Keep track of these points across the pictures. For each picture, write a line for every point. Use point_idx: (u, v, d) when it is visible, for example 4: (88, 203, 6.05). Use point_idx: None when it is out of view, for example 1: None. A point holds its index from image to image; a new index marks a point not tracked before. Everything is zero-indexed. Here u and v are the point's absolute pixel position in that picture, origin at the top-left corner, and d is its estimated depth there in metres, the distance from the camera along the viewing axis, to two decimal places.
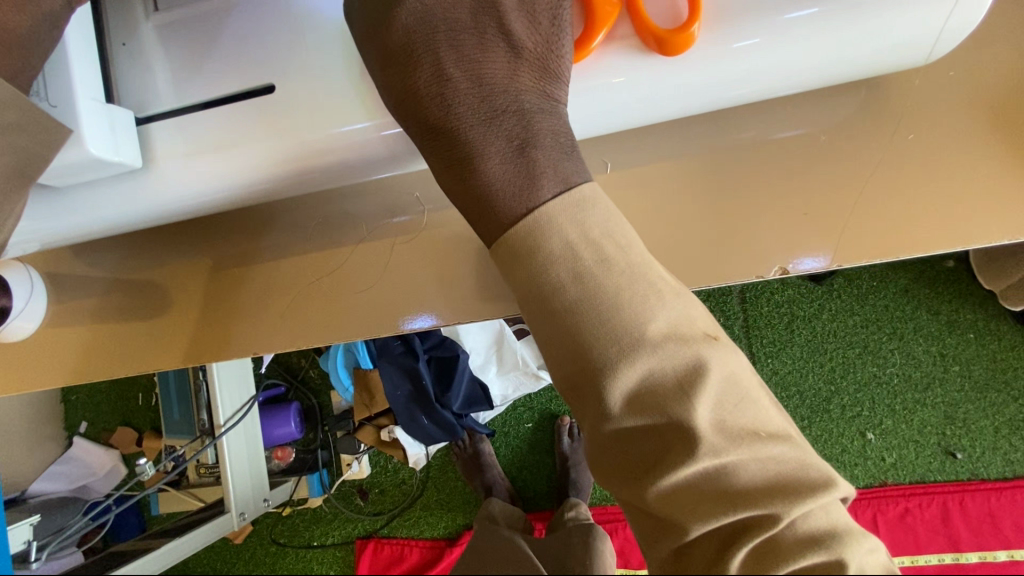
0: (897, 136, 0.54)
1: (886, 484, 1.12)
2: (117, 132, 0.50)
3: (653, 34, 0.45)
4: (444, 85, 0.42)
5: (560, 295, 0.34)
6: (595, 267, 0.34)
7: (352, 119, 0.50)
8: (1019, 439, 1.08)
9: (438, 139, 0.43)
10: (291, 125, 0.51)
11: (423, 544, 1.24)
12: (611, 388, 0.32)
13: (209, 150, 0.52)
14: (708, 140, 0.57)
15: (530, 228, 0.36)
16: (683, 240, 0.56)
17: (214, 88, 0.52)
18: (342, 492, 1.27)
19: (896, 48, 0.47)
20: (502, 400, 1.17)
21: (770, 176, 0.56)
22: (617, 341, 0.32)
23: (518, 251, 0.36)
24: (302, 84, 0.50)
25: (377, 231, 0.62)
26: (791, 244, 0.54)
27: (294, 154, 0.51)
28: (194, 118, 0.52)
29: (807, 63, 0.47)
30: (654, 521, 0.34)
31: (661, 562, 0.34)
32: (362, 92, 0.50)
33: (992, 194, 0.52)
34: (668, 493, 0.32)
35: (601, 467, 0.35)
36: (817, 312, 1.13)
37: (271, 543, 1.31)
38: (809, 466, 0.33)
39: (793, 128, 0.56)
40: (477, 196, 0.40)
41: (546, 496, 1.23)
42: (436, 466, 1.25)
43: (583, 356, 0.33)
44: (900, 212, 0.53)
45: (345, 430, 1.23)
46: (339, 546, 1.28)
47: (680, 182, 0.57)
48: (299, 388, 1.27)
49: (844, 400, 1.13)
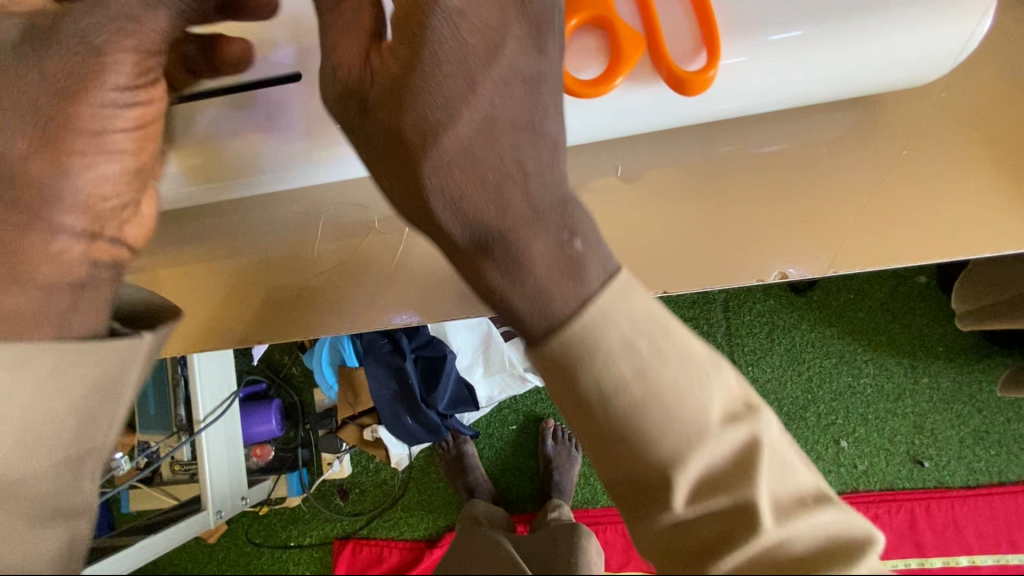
0: (889, 151, 0.57)
1: (858, 491, 1.15)
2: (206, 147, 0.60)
3: (674, 73, 0.47)
4: (437, 168, 0.34)
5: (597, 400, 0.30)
6: (635, 376, 0.30)
7: None
8: (983, 449, 1.13)
9: (434, 233, 0.36)
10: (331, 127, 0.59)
11: (403, 546, 1.23)
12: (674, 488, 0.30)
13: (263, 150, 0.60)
14: (711, 147, 0.59)
15: (562, 344, 0.31)
16: (682, 244, 0.58)
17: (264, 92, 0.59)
18: (321, 492, 1.26)
19: (887, 72, 0.49)
20: (487, 401, 1.19)
21: (768, 185, 0.58)
22: (666, 447, 0.30)
23: (560, 366, 0.31)
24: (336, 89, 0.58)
25: None
26: (785, 251, 0.56)
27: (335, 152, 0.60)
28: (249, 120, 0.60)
29: (801, 82, 0.50)
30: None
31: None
32: None
33: (976, 210, 0.55)
34: None
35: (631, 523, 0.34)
36: (795, 323, 1.16)
37: (246, 543, 1.28)
38: (858, 524, 0.30)
39: (780, 141, 0.58)
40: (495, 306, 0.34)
41: (529, 498, 1.23)
42: (418, 467, 1.24)
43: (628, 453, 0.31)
44: (888, 224, 0.56)
45: (327, 428, 1.23)
46: (316, 547, 1.26)
47: (681, 187, 0.59)
48: (281, 385, 1.25)
49: (821, 408, 1.16)
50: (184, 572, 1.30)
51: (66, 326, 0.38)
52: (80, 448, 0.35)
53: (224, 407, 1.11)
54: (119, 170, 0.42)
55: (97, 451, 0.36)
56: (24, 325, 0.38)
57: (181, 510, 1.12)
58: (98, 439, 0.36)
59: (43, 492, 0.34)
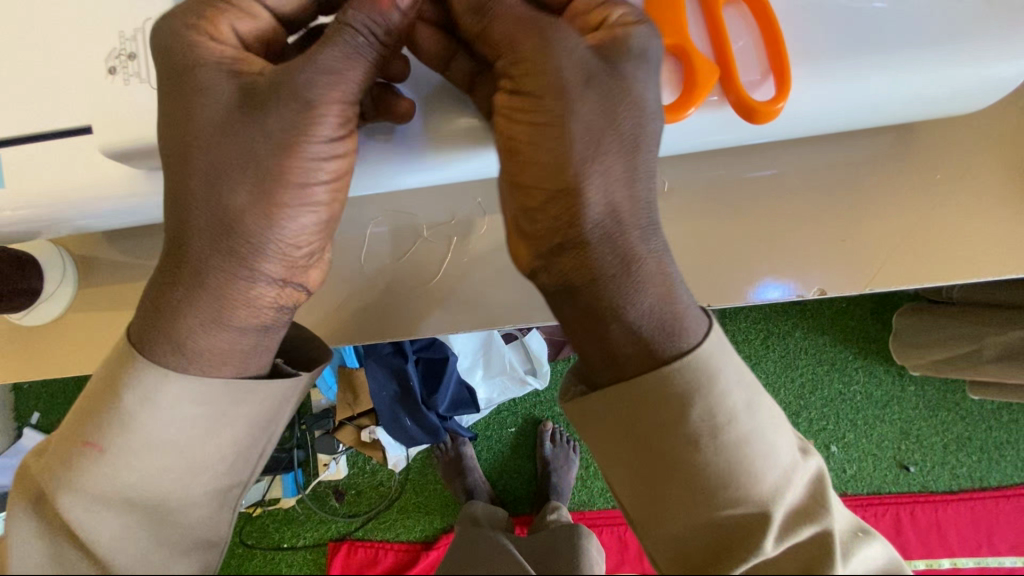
0: (924, 173, 0.59)
1: (846, 495, 1.19)
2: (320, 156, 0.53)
3: (746, 103, 0.46)
4: (601, 186, 0.37)
5: (708, 440, 0.37)
6: (743, 413, 0.38)
7: None
8: (965, 455, 1.17)
9: (574, 254, 0.38)
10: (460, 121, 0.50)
11: (399, 548, 1.22)
12: (763, 528, 0.37)
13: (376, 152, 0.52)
14: (749, 164, 0.60)
15: (699, 369, 0.37)
16: (708, 257, 0.60)
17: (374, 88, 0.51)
18: (316, 493, 1.24)
19: (930, 102, 0.50)
20: (486, 403, 1.19)
21: (785, 205, 0.60)
22: (759, 484, 0.37)
23: (667, 389, 0.37)
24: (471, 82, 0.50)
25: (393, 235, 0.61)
26: (803, 271, 0.59)
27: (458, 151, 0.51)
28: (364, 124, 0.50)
29: (842, 111, 0.50)
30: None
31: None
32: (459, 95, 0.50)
33: (994, 233, 0.57)
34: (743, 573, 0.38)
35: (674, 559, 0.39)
36: (790, 330, 1.19)
37: (237, 544, 1.26)
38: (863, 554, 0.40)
39: (769, 167, 0.60)
40: (633, 337, 0.38)
41: (526, 499, 1.24)
42: (416, 468, 1.24)
43: (724, 494, 0.37)
44: (908, 242, 0.58)
45: (324, 429, 1.21)
46: (310, 549, 1.25)
47: (711, 202, 0.60)
48: None
49: (812, 414, 1.19)
50: None
51: (245, 368, 0.41)
52: (232, 481, 0.41)
53: None
54: (312, 216, 0.40)
55: (238, 483, 0.42)
56: (212, 361, 0.39)
57: None
58: (242, 474, 0.41)
59: (199, 521, 0.40)
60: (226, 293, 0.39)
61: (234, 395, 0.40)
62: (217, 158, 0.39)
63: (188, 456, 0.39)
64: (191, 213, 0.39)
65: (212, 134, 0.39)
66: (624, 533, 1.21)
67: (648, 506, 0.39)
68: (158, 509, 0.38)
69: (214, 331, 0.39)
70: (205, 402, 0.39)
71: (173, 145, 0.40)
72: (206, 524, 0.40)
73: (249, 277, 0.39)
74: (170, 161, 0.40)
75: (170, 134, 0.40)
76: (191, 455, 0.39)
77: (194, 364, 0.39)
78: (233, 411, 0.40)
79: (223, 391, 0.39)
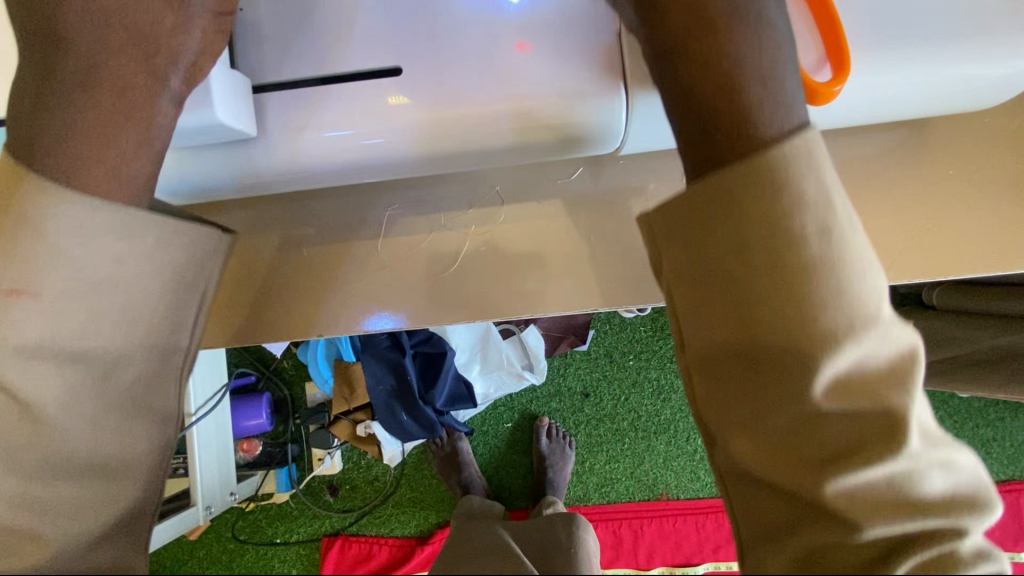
0: (933, 168, 0.60)
1: None
2: (280, 134, 0.47)
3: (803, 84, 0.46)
4: None
5: (769, 241, 0.29)
6: (812, 237, 0.29)
7: (526, 100, 0.45)
8: None
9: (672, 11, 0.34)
10: (453, 110, 0.46)
11: (393, 543, 1.22)
12: (818, 361, 0.28)
13: (350, 136, 0.47)
14: None
15: (770, 169, 0.30)
16: None
17: (343, 66, 0.47)
18: (310, 488, 1.23)
19: (946, 99, 0.51)
20: (483, 398, 1.20)
21: None
22: (811, 322, 0.29)
23: (721, 190, 0.30)
24: (464, 79, 0.46)
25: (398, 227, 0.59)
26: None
27: (446, 141, 0.46)
28: (337, 109, 0.47)
29: (860, 105, 0.51)
30: (758, 487, 0.31)
31: (756, 518, 0.32)
32: (440, 86, 0.46)
33: (1000, 231, 0.58)
34: (772, 439, 0.30)
35: (705, 388, 0.33)
36: None
37: (229, 540, 1.25)
38: (959, 485, 0.29)
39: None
40: (726, 105, 0.32)
41: (522, 495, 1.24)
42: (411, 464, 1.23)
43: (781, 312, 0.29)
44: (917, 238, 0.59)
45: (319, 423, 1.20)
46: (304, 544, 1.24)
47: None
48: (271, 379, 1.22)
49: None
50: (164, 570, 1.26)
51: (118, 172, 0.36)
52: (168, 344, 0.38)
53: (213, 401, 1.08)
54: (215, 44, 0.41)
55: (177, 349, 0.38)
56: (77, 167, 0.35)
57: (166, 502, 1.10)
58: (181, 337, 0.38)
59: (138, 376, 0.36)
60: (125, 151, 0.36)
61: (152, 252, 0.36)
62: (86, 34, 0.37)
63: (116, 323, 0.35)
64: (67, 108, 0.35)
65: (74, 25, 0.37)
66: (619, 528, 1.22)
67: (691, 325, 0.33)
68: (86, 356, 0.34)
69: (123, 148, 0.36)
70: (119, 260, 0.35)
71: (36, 68, 0.37)
72: (148, 397, 0.37)
73: (162, 104, 0.38)
74: (37, 83, 0.36)
75: (29, 65, 0.37)
76: (119, 322, 0.35)
77: (98, 233, 0.35)
78: (160, 268, 0.37)
79: (140, 248, 0.36)
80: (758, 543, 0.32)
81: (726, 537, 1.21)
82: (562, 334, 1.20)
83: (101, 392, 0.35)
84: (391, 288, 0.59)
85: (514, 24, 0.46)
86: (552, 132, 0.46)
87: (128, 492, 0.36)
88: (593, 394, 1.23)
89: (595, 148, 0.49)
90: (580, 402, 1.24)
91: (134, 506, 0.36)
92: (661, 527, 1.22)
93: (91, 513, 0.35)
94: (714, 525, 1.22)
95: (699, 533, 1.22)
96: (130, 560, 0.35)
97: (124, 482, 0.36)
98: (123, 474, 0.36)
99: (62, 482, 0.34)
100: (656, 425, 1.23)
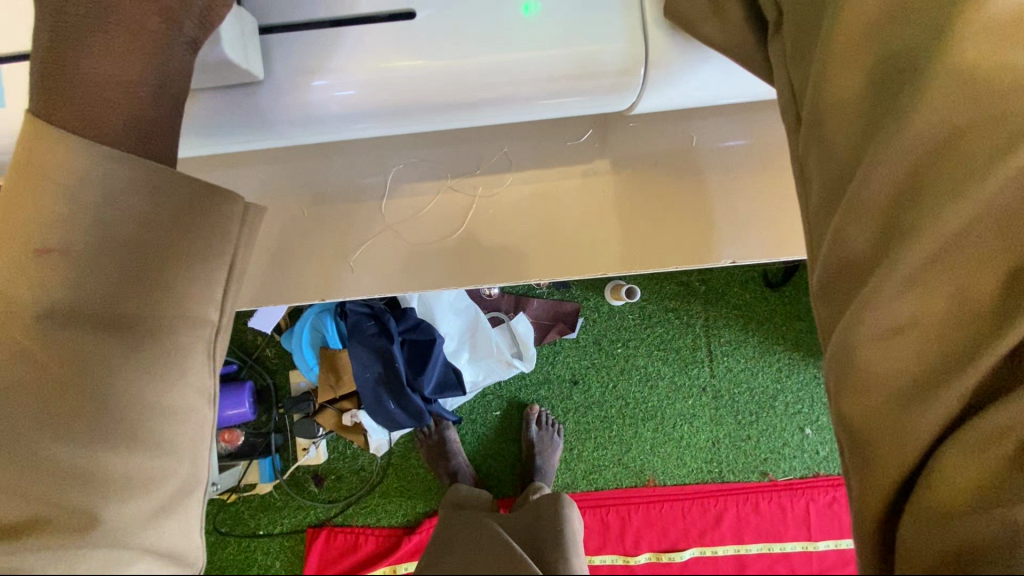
0: None
1: (818, 475, 1.24)
2: (286, 80, 0.46)
3: None
4: None
5: None
6: None
7: (525, 59, 0.45)
8: None
9: None
10: (453, 54, 0.45)
11: (380, 533, 1.20)
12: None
13: (352, 82, 0.46)
14: (761, 129, 0.61)
15: None
16: (711, 227, 0.61)
17: (347, 8, 0.46)
18: (295, 479, 1.21)
19: None
20: (471, 386, 1.18)
21: (784, 171, 0.60)
22: None
23: None
24: (472, 36, 0.45)
25: (403, 193, 0.62)
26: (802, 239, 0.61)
27: (441, 88, 0.46)
28: (341, 50, 0.46)
29: None
30: (819, 146, 0.33)
31: (824, 177, 0.33)
32: (438, 38, 0.45)
33: None
34: (836, 76, 0.32)
35: (796, 71, 0.36)
36: (771, 315, 1.23)
37: (210, 532, 1.22)
38: None
39: (739, 138, 0.61)
40: None
41: (510, 483, 1.23)
42: (398, 453, 1.22)
43: None
44: None
45: (303, 412, 1.17)
46: (287, 535, 1.21)
47: (717, 170, 0.61)
48: (253, 367, 1.19)
49: (787, 398, 1.24)
50: None
51: (138, 125, 0.34)
52: (198, 315, 0.34)
53: None
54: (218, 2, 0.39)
55: (210, 320, 0.34)
56: (92, 117, 0.33)
57: None
58: (208, 308, 0.34)
59: (173, 349, 0.32)
60: (144, 105, 0.35)
61: (164, 212, 0.33)
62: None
63: (134, 285, 0.32)
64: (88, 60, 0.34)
65: None
66: (606, 515, 1.23)
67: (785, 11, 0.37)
68: (121, 324, 0.32)
69: (139, 101, 0.34)
70: (145, 222, 0.33)
71: (52, 19, 0.35)
72: (182, 369, 0.33)
73: (175, 51, 0.36)
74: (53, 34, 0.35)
75: (46, 18, 0.35)
76: (137, 283, 0.33)
77: (101, 170, 0.32)
78: (181, 234, 0.34)
79: (154, 200, 0.33)
80: (829, 203, 0.32)
81: (711, 522, 1.23)
82: (551, 322, 1.22)
83: (133, 361, 0.31)
84: (389, 259, 0.62)
85: None
86: (563, 89, 0.47)
87: (178, 474, 0.32)
88: (581, 381, 1.24)
89: (607, 103, 0.50)
90: (567, 389, 1.24)
91: (176, 488, 0.32)
92: (648, 513, 1.23)
93: (131, 492, 0.30)
94: (699, 510, 1.23)
95: (685, 519, 1.23)
96: (179, 543, 0.31)
97: (167, 463, 0.31)
98: (162, 451, 0.31)
99: (103, 454, 0.30)
100: (643, 411, 1.24)
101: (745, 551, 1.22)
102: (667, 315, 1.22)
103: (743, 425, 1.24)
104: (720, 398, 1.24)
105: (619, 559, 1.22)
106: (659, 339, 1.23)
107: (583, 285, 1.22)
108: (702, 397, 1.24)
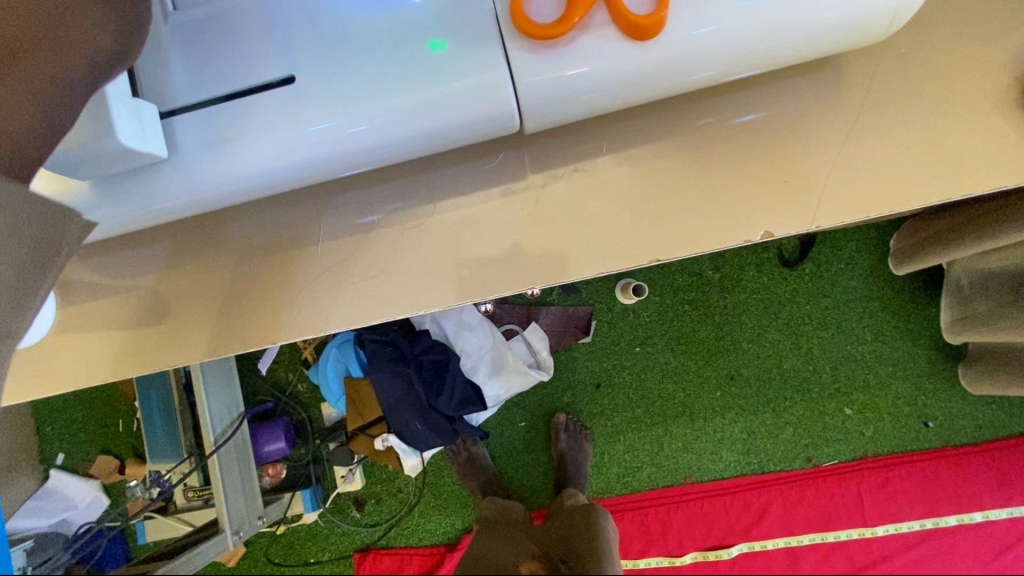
0: (894, 101, 0.56)
1: (866, 456, 1.18)
2: (203, 151, 0.51)
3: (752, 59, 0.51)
4: None
5: None
6: None
7: (434, 94, 0.49)
8: (986, 406, 1.15)
9: None
10: (356, 100, 0.49)
11: (423, 552, 1.25)
12: None
13: (245, 138, 0.50)
14: (710, 115, 0.57)
15: None
16: (676, 223, 0.58)
17: (236, 78, 0.50)
18: (337, 506, 1.26)
19: (862, 19, 0.48)
20: (495, 401, 1.16)
21: (744, 152, 0.57)
22: None
23: None
24: (360, 77, 0.49)
25: (342, 232, 0.61)
26: (769, 214, 0.57)
27: (353, 134, 0.50)
28: (221, 111, 0.51)
29: (757, 43, 0.49)
30: None
31: None
32: (344, 86, 0.49)
33: (954, 155, 0.55)
34: None
35: None
36: (791, 295, 1.18)
37: (266, 563, 1.29)
38: None
39: (758, 110, 0.57)
40: None
41: (545, 491, 1.25)
42: (431, 471, 1.24)
43: None
44: (884, 174, 0.56)
45: (337, 441, 1.22)
46: (337, 561, 1.27)
47: (673, 164, 0.57)
48: (289, 403, 1.24)
49: (820, 379, 1.19)
50: None
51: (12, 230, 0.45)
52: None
53: (234, 426, 1.12)
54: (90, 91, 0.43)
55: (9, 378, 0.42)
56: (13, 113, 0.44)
57: (208, 529, 1.15)
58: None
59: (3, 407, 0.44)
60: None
61: None
62: None
63: None
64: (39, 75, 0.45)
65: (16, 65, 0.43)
66: (646, 517, 1.22)
67: None
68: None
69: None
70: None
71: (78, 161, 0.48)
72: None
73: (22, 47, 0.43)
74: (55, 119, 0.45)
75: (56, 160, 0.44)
76: None
77: None
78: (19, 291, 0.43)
79: None
80: None
81: (756, 516, 1.20)
82: (564, 327, 1.21)
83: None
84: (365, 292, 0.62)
85: (426, 21, 0.49)
86: (485, 111, 0.50)
87: None
88: (604, 386, 1.22)
89: (499, 124, 0.52)
90: (592, 393, 1.22)
91: None
92: (688, 512, 1.21)
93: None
94: (743, 505, 1.20)
95: (728, 514, 1.20)
96: None
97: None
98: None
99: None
100: (671, 409, 1.21)
101: (797, 543, 1.19)
102: (682, 308, 1.20)
103: (778, 413, 1.19)
104: (751, 389, 1.20)
105: (665, 560, 1.22)
106: (679, 333, 1.20)
107: (594, 286, 1.20)
108: (731, 388, 1.20)
